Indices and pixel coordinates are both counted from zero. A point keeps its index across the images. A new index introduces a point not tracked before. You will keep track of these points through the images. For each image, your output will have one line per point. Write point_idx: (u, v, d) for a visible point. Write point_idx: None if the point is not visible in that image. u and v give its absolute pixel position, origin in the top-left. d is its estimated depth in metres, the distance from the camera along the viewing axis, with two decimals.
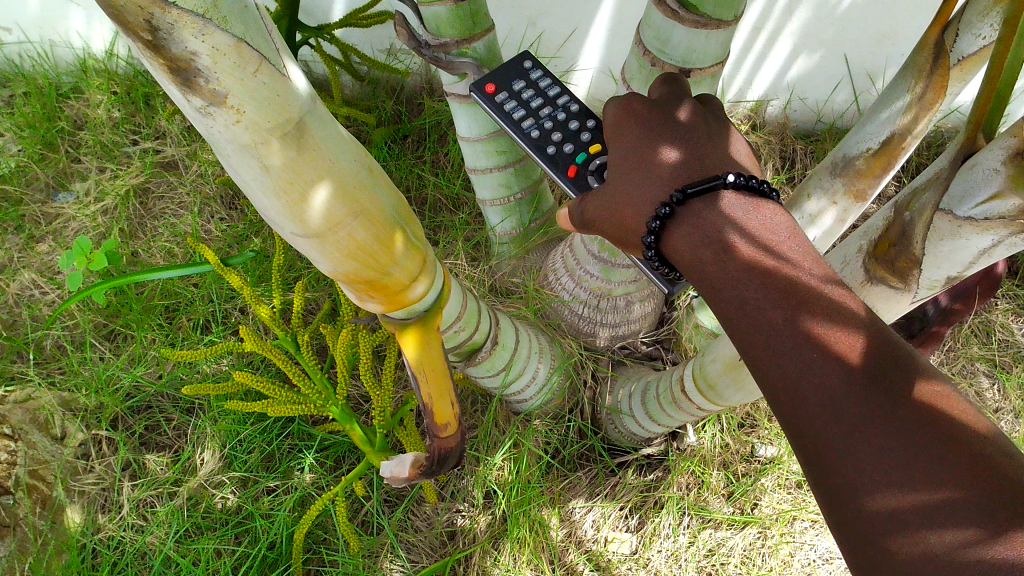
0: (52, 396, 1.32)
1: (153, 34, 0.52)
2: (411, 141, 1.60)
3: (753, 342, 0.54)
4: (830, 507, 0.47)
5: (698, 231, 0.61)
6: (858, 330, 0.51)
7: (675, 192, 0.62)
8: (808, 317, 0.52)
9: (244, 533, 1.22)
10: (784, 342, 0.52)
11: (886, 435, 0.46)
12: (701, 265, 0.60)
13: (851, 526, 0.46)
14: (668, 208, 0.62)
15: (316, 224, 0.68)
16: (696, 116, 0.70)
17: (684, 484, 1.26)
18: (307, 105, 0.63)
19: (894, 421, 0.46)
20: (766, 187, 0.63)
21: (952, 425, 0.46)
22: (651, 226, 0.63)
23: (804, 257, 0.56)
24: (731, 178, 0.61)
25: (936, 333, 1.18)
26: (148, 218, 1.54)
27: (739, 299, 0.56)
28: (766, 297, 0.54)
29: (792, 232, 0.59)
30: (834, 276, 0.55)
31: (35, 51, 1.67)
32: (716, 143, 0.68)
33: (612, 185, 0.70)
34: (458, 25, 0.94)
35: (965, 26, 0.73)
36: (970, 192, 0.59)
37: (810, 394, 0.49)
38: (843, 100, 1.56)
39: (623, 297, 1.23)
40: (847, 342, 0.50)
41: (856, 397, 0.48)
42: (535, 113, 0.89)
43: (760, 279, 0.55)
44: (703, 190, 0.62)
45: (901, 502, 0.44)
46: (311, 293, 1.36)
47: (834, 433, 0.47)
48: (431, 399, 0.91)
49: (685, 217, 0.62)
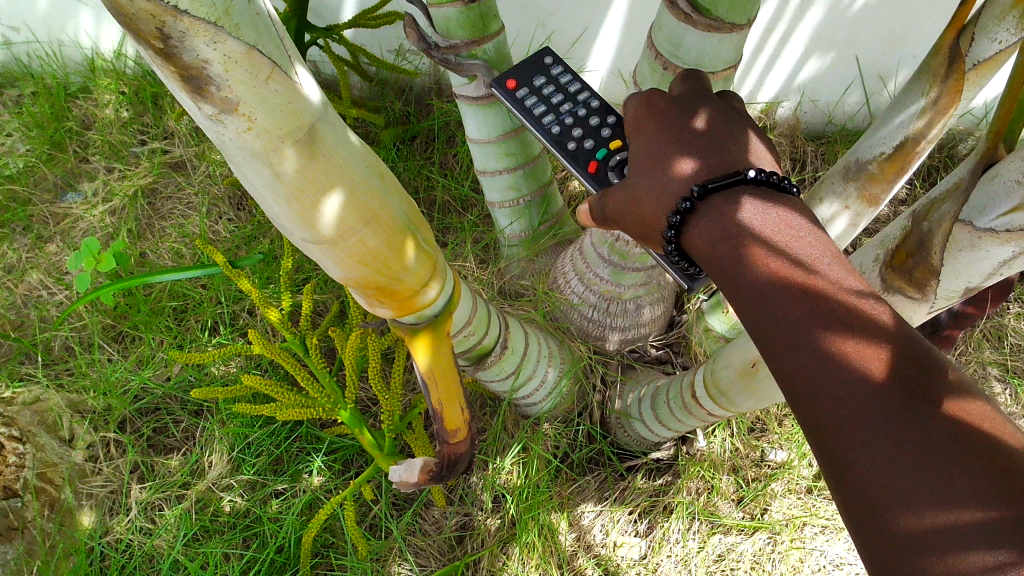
0: (60, 398, 1.32)
1: (164, 42, 0.51)
2: (420, 141, 1.59)
3: (774, 341, 0.53)
4: (851, 515, 0.47)
5: (718, 226, 0.61)
6: (884, 338, 0.50)
7: (697, 187, 0.62)
8: (831, 322, 0.51)
9: (252, 537, 1.22)
10: (803, 339, 0.52)
11: (909, 442, 0.46)
12: (720, 262, 0.60)
13: (871, 535, 0.45)
14: (688, 203, 0.62)
15: (328, 231, 0.67)
16: (716, 120, 0.69)
17: (694, 489, 1.25)
18: (319, 112, 0.63)
19: (916, 427, 0.46)
20: (786, 183, 0.62)
21: (977, 436, 0.45)
22: (671, 221, 0.63)
23: (824, 255, 0.56)
24: (752, 174, 0.61)
25: (949, 336, 1.17)
26: (156, 218, 1.53)
27: (758, 294, 0.56)
28: (786, 293, 0.54)
29: (813, 229, 0.59)
30: (858, 278, 0.54)
31: (44, 51, 1.67)
32: (739, 147, 0.67)
33: (632, 181, 0.70)
34: (468, 27, 0.94)
35: (981, 30, 0.69)
36: (991, 204, 0.59)
37: (830, 393, 0.49)
38: (855, 102, 1.55)
39: (633, 301, 1.22)
40: (871, 347, 0.50)
41: (878, 399, 0.48)
42: (556, 109, 0.88)
43: (778, 275, 0.55)
44: (725, 185, 0.61)
45: (924, 513, 0.43)
46: (320, 294, 1.36)
47: (855, 435, 0.47)
48: (441, 405, 0.91)
49: (705, 212, 0.62)
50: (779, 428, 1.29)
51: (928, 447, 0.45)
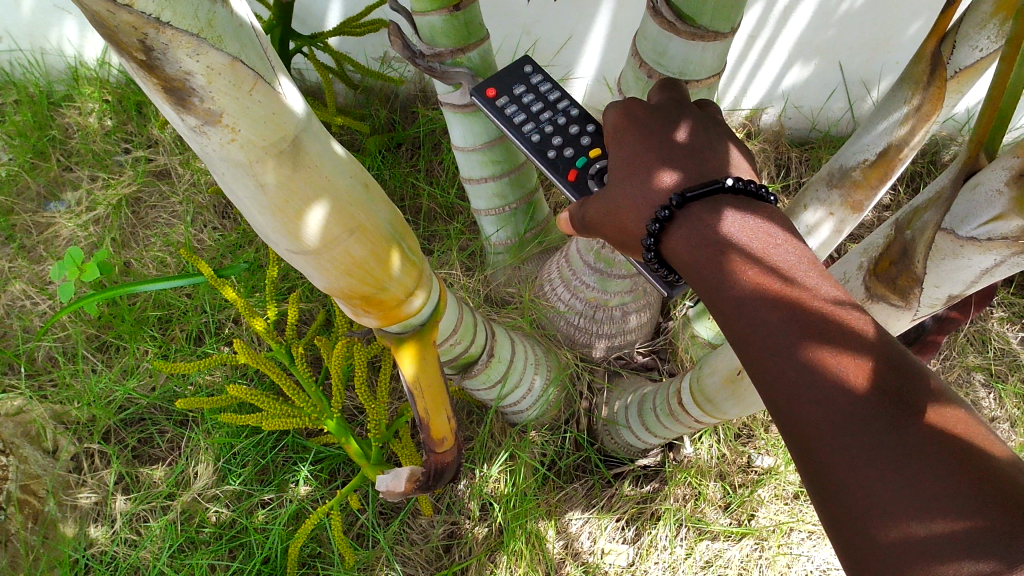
0: (43, 409, 1.30)
1: (147, 54, 0.51)
2: (405, 149, 1.59)
3: (755, 350, 0.54)
4: (834, 525, 0.47)
5: (697, 234, 0.61)
6: (863, 346, 0.50)
7: (675, 196, 0.62)
8: (810, 331, 0.52)
9: (238, 547, 1.21)
10: (782, 347, 0.52)
11: (890, 451, 0.46)
12: (700, 270, 0.60)
13: (854, 545, 0.45)
14: (667, 211, 0.62)
15: (312, 242, 0.67)
16: (697, 131, 0.70)
17: (681, 496, 1.25)
18: (303, 122, 0.63)
19: (896, 435, 0.46)
20: (763, 191, 0.63)
21: (956, 442, 0.46)
22: (651, 229, 0.63)
23: (802, 263, 0.56)
24: (730, 183, 0.62)
25: (933, 341, 1.17)
26: (140, 227, 1.52)
27: (737, 303, 0.56)
28: (764, 302, 0.54)
29: (790, 235, 0.60)
30: (839, 287, 0.55)
31: (26, 59, 1.66)
32: (718, 155, 0.68)
33: (612, 188, 0.70)
34: (453, 34, 0.94)
35: (962, 37, 0.70)
36: (973, 213, 0.59)
37: (810, 402, 0.50)
38: (839, 108, 1.56)
39: (619, 308, 1.23)
40: (850, 356, 0.50)
41: (857, 408, 0.48)
42: (536, 117, 0.89)
43: (756, 285, 0.55)
44: (703, 194, 0.62)
45: (906, 522, 0.43)
46: (305, 303, 1.36)
47: (835, 444, 0.47)
48: (427, 414, 0.90)
49: (684, 221, 0.62)
50: (765, 434, 1.29)
51: (907, 454, 0.45)
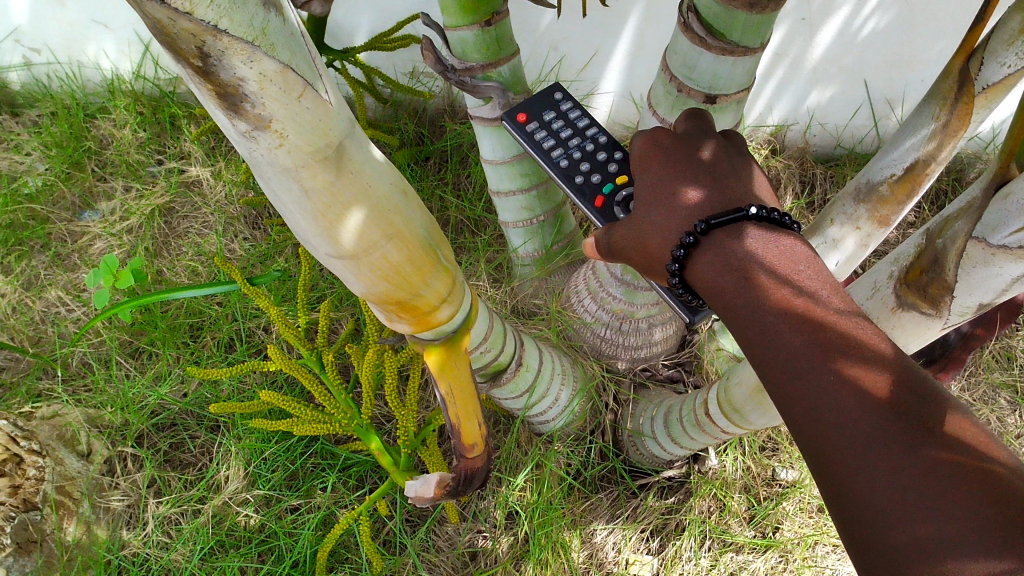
0: (78, 413, 1.32)
1: (204, 60, 0.53)
2: (433, 163, 1.61)
3: (776, 369, 0.55)
4: (849, 533, 0.48)
5: (720, 259, 0.62)
6: (881, 364, 0.51)
7: (700, 222, 0.64)
8: (830, 351, 0.53)
9: (268, 552, 1.23)
10: (803, 365, 0.53)
11: (906, 462, 0.47)
12: (724, 294, 0.61)
13: (869, 551, 0.46)
14: (692, 237, 0.64)
15: (349, 247, 0.68)
16: (723, 158, 0.71)
17: (705, 508, 1.26)
18: (346, 130, 0.65)
19: (913, 448, 0.47)
20: (787, 219, 0.64)
21: (971, 455, 0.47)
22: (676, 254, 0.65)
23: (823, 286, 0.58)
24: (754, 211, 0.63)
25: (958, 358, 1.18)
26: (172, 236, 1.55)
27: (761, 324, 0.57)
28: (787, 323, 0.56)
29: (812, 261, 0.61)
30: (857, 309, 0.56)
31: (64, 72, 1.70)
32: (741, 181, 0.69)
33: (638, 215, 0.71)
34: (484, 49, 0.96)
35: (990, 54, 0.72)
36: (1004, 221, 0.60)
37: (829, 418, 0.51)
38: (863, 125, 1.56)
39: (645, 320, 1.24)
40: (868, 372, 0.51)
41: (876, 424, 0.49)
42: (564, 143, 0.91)
43: (779, 306, 0.57)
44: (727, 221, 0.63)
45: (919, 527, 0.45)
46: (336, 312, 1.38)
47: (853, 456, 0.48)
48: (459, 419, 0.91)
49: (708, 246, 0.64)
50: (789, 447, 1.30)
51: (923, 468, 0.46)
